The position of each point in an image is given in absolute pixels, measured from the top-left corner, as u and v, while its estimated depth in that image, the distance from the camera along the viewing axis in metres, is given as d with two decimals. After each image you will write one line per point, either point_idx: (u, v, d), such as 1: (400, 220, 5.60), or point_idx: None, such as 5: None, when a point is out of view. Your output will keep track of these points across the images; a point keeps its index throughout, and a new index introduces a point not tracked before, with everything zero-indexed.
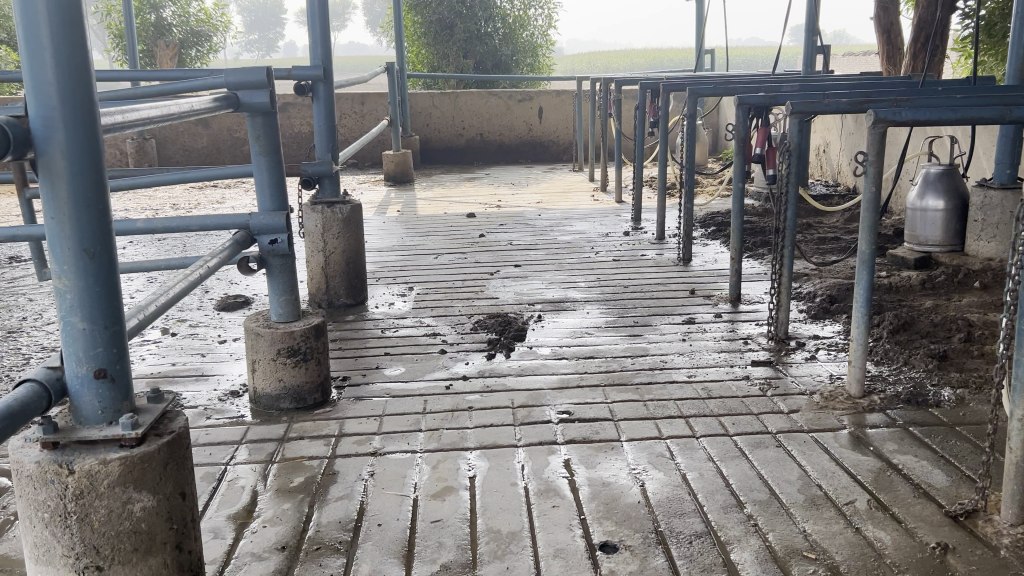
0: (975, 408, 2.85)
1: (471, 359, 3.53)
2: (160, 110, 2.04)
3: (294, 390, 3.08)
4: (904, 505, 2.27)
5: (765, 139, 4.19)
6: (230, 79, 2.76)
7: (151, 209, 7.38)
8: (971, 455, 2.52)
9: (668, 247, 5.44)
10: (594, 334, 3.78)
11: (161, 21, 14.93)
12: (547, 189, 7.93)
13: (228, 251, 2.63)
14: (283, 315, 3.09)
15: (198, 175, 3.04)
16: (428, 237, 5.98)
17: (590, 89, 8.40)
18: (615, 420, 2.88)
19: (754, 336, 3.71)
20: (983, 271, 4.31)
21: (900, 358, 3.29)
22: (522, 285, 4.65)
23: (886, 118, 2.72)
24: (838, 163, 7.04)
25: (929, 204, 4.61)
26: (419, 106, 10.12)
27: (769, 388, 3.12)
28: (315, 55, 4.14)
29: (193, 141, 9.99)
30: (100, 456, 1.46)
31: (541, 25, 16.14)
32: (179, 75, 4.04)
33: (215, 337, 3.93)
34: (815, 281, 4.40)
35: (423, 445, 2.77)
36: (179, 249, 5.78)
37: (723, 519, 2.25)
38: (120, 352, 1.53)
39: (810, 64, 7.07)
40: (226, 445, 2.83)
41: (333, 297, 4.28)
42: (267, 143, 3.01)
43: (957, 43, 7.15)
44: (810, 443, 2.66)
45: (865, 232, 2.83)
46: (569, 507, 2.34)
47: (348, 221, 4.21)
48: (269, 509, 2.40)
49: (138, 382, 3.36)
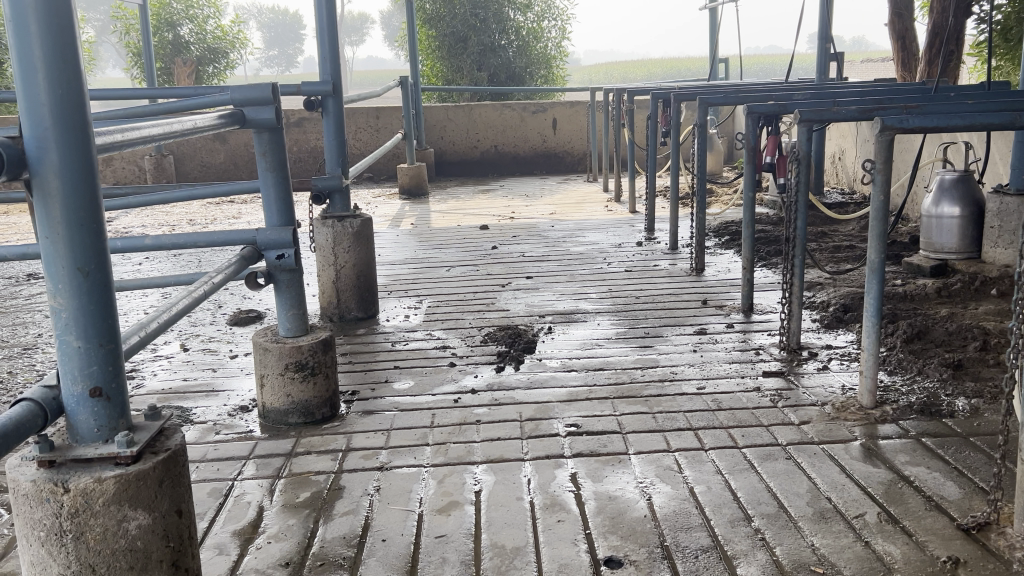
0: (990, 419, 2.80)
1: (480, 372, 3.52)
2: (162, 127, 2.06)
3: (302, 405, 3.09)
4: (915, 518, 2.23)
5: (776, 147, 4.16)
6: (236, 97, 2.77)
7: (168, 225, 7.46)
8: (984, 467, 2.48)
9: (681, 257, 5.41)
10: (605, 346, 3.76)
11: (179, 39, 15.15)
12: (561, 200, 7.93)
13: (234, 267, 2.64)
14: (291, 330, 3.09)
15: (206, 192, 3.06)
16: (441, 249, 5.99)
17: (603, 100, 8.39)
18: (623, 433, 2.86)
19: (766, 346, 3.68)
20: (1000, 278, 4.23)
21: (913, 367, 3.25)
22: (534, 296, 4.64)
23: (893, 125, 2.69)
24: (854, 170, 6.98)
25: (945, 211, 4.56)
26: (433, 119, 10.17)
27: (780, 399, 3.09)
28: (325, 71, 4.15)
29: (211, 157, 10.08)
30: (95, 474, 1.47)
31: (554, 37, 16.16)
32: (190, 92, 4.08)
33: (226, 352, 3.94)
34: (829, 290, 4.36)
35: (430, 459, 2.76)
36: (194, 265, 5.83)
37: (730, 533, 2.22)
38: (116, 370, 1.54)
39: (823, 71, 7.03)
40: (234, 460, 2.83)
41: (344, 311, 4.29)
42: (273, 159, 3.02)
43: (973, 48, 7.07)
44: (820, 455, 2.63)
45: (873, 240, 2.80)
46: (574, 521, 2.32)
47: (358, 235, 4.22)
48: (275, 524, 2.40)
49: (149, 398, 3.38)
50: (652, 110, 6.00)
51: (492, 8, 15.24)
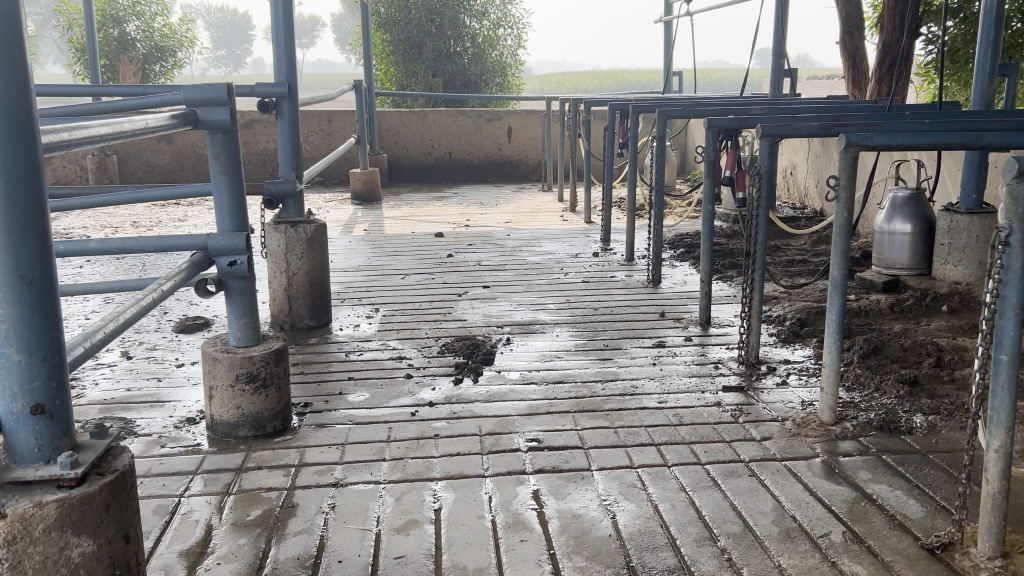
0: (947, 436, 2.81)
1: (438, 384, 3.44)
2: (112, 127, 1.96)
3: (253, 417, 2.97)
4: (879, 538, 2.22)
5: (735, 161, 4.16)
6: (189, 96, 2.66)
7: (110, 227, 7.22)
8: (945, 485, 2.49)
9: (638, 269, 5.39)
10: (564, 358, 3.72)
11: (125, 36, 14.75)
12: (517, 209, 7.90)
13: (185, 273, 2.53)
14: (241, 339, 2.98)
15: (154, 195, 2.93)
16: (395, 257, 5.89)
17: (559, 110, 8.36)
18: (585, 448, 2.81)
19: (725, 360, 3.66)
20: (950, 295, 4.31)
21: (871, 384, 3.26)
22: (491, 306, 4.58)
23: (858, 142, 2.69)
24: (805, 185, 7.07)
25: (896, 228, 4.59)
26: (387, 124, 10.04)
27: (741, 415, 3.06)
28: (280, 73, 4.04)
29: (156, 158, 9.81)
30: (35, 498, 1.36)
31: (510, 45, 16.07)
32: (139, 89, 3.94)
33: (172, 361, 3.80)
34: (784, 304, 4.39)
35: (387, 475, 2.67)
36: (138, 269, 5.64)
37: (697, 553, 2.18)
38: (59, 385, 1.43)
39: (777, 87, 7.11)
40: (181, 475, 2.71)
41: (296, 319, 4.18)
42: (227, 161, 2.90)
43: (920, 67, 7.23)
44: (782, 472, 2.61)
45: (838, 257, 2.80)
46: (538, 541, 2.26)
47: (312, 241, 4.10)
48: (225, 544, 2.30)
49: (89, 409, 3.22)
50: (610, 121, 5.98)
51: (447, 15, 15.14)
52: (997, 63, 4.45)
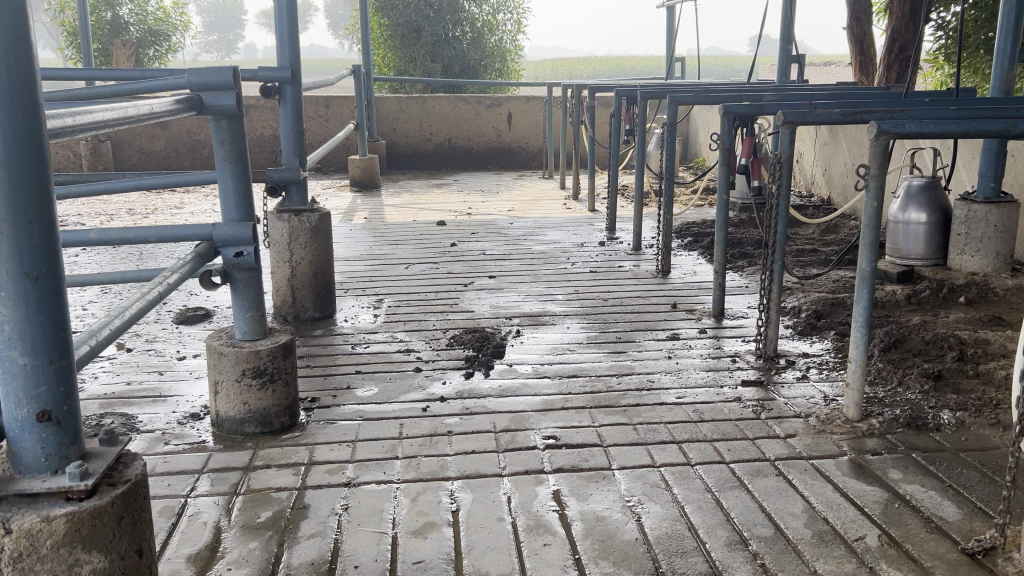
0: (977, 434, 2.73)
1: (449, 378, 3.35)
2: (118, 112, 1.83)
3: (260, 414, 2.87)
4: (918, 542, 2.14)
5: (750, 149, 4.04)
6: (193, 80, 2.54)
7: (106, 215, 7.08)
8: (981, 485, 2.40)
9: (645, 258, 5.30)
10: (576, 351, 3.63)
11: (117, 20, 14.59)
12: (519, 197, 7.79)
13: (190, 264, 2.41)
14: (247, 333, 2.87)
15: (155, 182, 2.82)
16: (398, 245, 5.79)
17: (562, 95, 8.24)
18: (604, 446, 2.72)
19: (741, 353, 3.57)
20: (967, 286, 4.22)
21: (894, 378, 3.18)
22: (498, 297, 4.49)
23: (889, 130, 2.57)
24: (812, 173, 6.97)
25: (912, 217, 4.50)
26: (386, 110, 9.91)
27: (763, 411, 2.98)
28: (283, 56, 3.92)
29: (151, 143, 9.66)
30: (42, 513, 1.27)
31: (510, 30, 15.86)
32: (137, 73, 3.82)
33: (173, 354, 3.69)
34: (799, 295, 4.30)
35: (400, 474, 2.58)
36: (135, 258, 5.52)
37: (728, 559, 2.10)
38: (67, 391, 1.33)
39: (785, 73, 7.00)
40: (186, 474, 2.61)
41: (299, 311, 4.07)
42: (232, 148, 2.79)
43: (929, 53, 7.13)
44: (811, 471, 2.52)
45: (866, 249, 2.70)
46: (562, 545, 2.17)
47: (316, 230, 3.99)
48: (235, 549, 2.20)
49: (89, 404, 3.12)
50: (617, 108, 5.87)
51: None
52: (1018, 49, 4.34)
